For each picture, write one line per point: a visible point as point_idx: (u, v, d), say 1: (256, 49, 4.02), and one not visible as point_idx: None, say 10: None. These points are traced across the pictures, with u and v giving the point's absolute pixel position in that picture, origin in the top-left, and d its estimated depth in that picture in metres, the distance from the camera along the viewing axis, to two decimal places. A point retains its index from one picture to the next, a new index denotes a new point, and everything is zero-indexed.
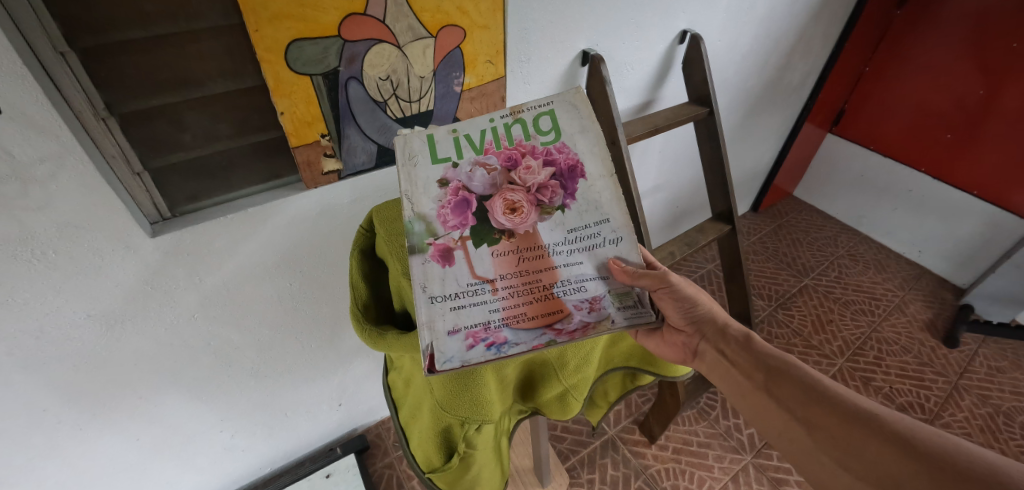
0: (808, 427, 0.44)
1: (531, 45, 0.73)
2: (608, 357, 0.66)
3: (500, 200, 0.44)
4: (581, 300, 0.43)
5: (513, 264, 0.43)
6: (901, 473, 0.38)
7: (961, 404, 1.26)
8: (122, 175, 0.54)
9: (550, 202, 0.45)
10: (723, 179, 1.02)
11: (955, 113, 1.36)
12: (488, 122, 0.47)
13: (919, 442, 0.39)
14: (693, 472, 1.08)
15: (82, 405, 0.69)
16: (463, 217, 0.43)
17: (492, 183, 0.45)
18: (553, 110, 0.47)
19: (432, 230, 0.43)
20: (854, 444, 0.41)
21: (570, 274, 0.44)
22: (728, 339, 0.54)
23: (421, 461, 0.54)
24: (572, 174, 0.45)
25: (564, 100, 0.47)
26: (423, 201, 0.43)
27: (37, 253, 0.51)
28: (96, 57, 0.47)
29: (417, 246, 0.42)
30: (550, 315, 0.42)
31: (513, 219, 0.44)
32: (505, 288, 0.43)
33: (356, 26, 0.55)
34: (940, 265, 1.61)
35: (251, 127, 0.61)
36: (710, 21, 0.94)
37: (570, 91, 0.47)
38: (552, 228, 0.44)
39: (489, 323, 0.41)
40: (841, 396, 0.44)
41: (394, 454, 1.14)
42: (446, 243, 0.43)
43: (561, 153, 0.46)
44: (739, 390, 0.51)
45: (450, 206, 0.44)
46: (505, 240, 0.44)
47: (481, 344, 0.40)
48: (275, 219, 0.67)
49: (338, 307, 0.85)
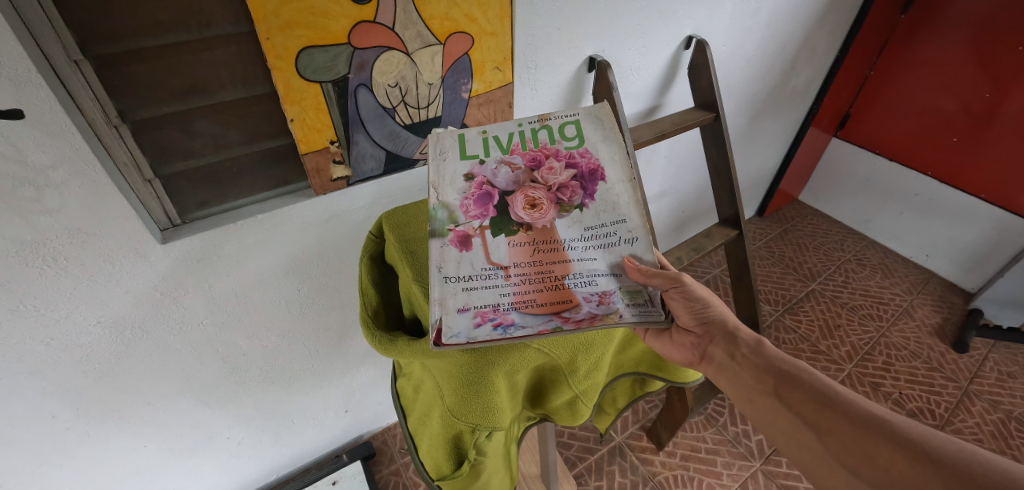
0: (817, 432, 0.43)
1: (538, 53, 0.73)
2: (618, 364, 0.65)
3: (520, 196, 0.45)
4: (591, 293, 0.42)
5: (528, 254, 0.43)
6: (913, 478, 0.37)
7: (973, 410, 1.24)
8: (134, 182, 0.54)
9: (569, 201, 0.46)
10: (730, 184, 1.01)
11: (959, 115, 1.36)
12: (516, 127, 0.50)
13: (933, 449, 0.38)
14: (702, 479, 1.07)
15: (91, 412, 0.69)
16: (485, 209, 0.45)
17: (515, 180, 0.46)
18: (578, 120, 0.50)
19: (454, 218, 0.44)
20: (866, 451, 0.40)
21: (583, 268, 0.43)
22: (737, 342, 0.53)
23: (430, 469, 0.53)
24: (592, 177, 0.47)
25: (590, 113, 0.51)
26: (448, 192, 0.45)
27: (49, 260, 0.51)
28: (109, 65, 0.47)
29: (438, 230, 0.43)
30: (559, 304, 0.41)
31: (532, 214, 0.45)
32: (517, 275, 0.42)
33: (366, 33, 0.55)
34: (948, 269, 1.60)
35: (260, 134, 0.61)
36: (716, 25, 0.94)
37: (596, 106, 0.52)
38: (569, 225, 0.45)
39: (498, 305, 0.40)
40: (853, 403, 0.44)
41: (401, 461, 1.14)
42: (465, 230, 0.44)
43: (583, 158, 0.48)
44: (747, 393, 0.50)
45: (472, 198, 0.45)
46: (522, 232, 0.44)
47: (489, 324, 0.39)
48: (284, 226, 0.67)
49: (345, 313, 0.85)
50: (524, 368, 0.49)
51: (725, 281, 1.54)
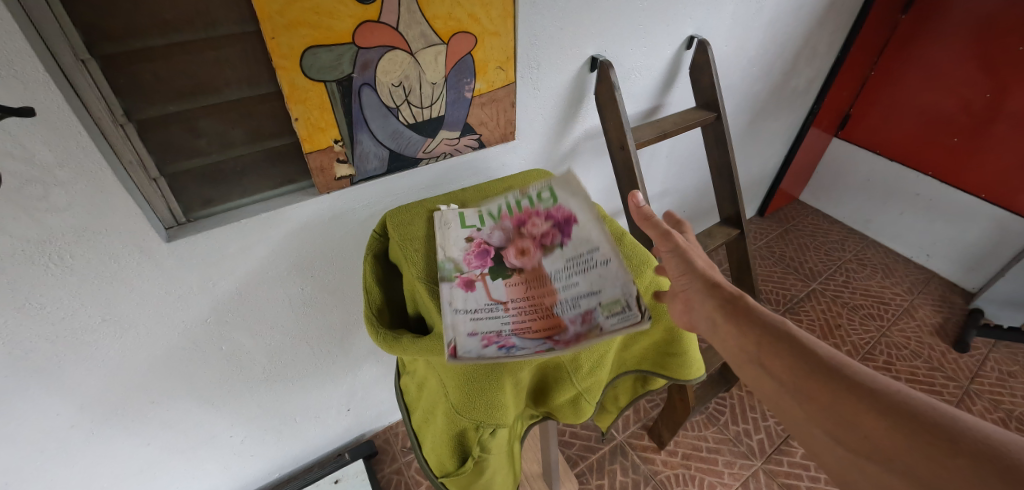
0: (801, 399, 0.39)
1: (541, 52, 0.74)
2: (618, 360, 0.61)
3: (512, 247, 0.52)
4: (576, 314, 0.44)
5: (520, 290, 0.48)
6: (904, 451, 0.33)
7: (974, 409, 1.24)
8: (140, 181, 0.55)
9: (551, 242, 0.51)
10: (732, 184, 1.02)
11: (960, 115, 1.36)
12: (503, 194, 0.59)
13: (929, 419, 0.34)
14: (703, 478, 1.07)
15: (95, 410, 0.69)
16: (484, 261, 0.51)
17: (506, 235, 0.53)
18: (551, 185, 0.58)
19: (459, 268, 0.50)
20: (853, 421, 0.36)
21: (568, 295, 0.46)
22: (717, 297, 0.47)
23: (434, 466, 0.54)
24: (564, 219, 0.52)
25: (559, 178, 0.59)
26: (453, 250, 0.53)
27: (55, 258, 0.52)
28: (116, 64, 0.48)
29: (446, 277, 0.49)
30: (549, 327, 0.43)
31: (522, 259, 0.50)
32: (513, 306, 0.46)
33: (370, 33, 0.56)
34: (949, 269, 1.60)
35: (265, 133, 0.62)
36: (718, 26, 0.95)
37: (565, 171, 0.59)
38: (553, 260, 0.50)
39: (502, 330, 0.43)
40: (842, 365, 0.39)
41: (403, 460, 1.14)
42: (469, 276, 0.49)
43: (557, 208, 0.54)
44: (728, 353, 0.46)
45: (473, 254, 0.52)
46: (515, 274, 0.49)
47: (495, 345, 0.42)
48: (287, 224, 0.67)
49: (348, 312, 0.86)
50: (528, 365, 0.49)
51: None
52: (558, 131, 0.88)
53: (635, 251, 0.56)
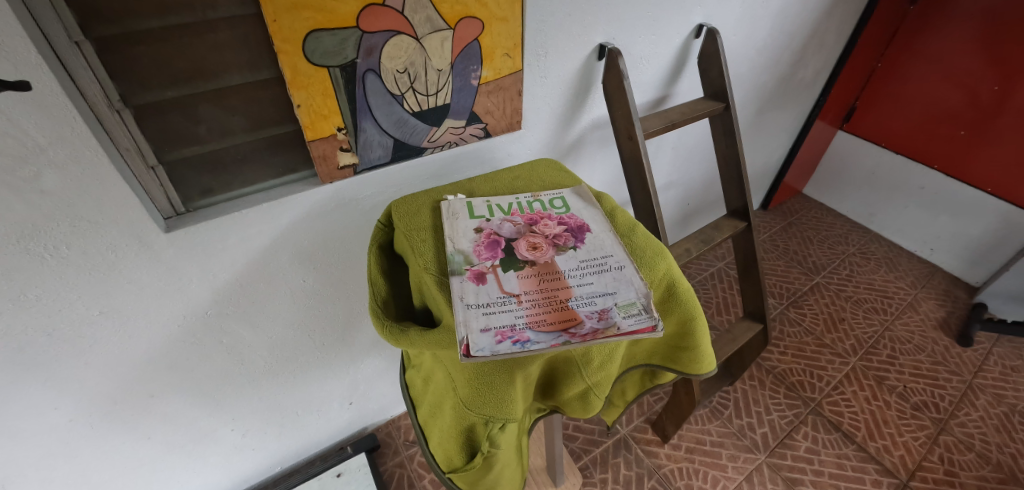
0: None
1: (548, 40, 0.72)
2: (630, 356, 0.60)
3: (523, 241, 0.51)
4: (591, 311, 0.44)
5: (535, 283, 0.47)
6: None
7: (977, 403, 1.23)
8: (137, 168, 0.53)
9: (564, 244, 0.52)
10: (739, 176, 1.00)
11: (968, 108, 1.35)
12: (514, 198, 0.60)
13: None
14: (707, 472, 1.07)
15: (93, 404, 0.68)
16: (494, 252, 0.50)
17: (517, 231, 0.53)
18: (563, 197, 0.60)
19: (469, 260, 0.49)
20: None
21: (583, 292, 0.46)
22: None
23: (441, 461, 0.53)
24: (580, 230, 0.54)
25: (572, 192, 0.61)
26: (462, 241, 0.51)
27: (50, 248, 0.50)
28: (111, 47, 0.46)
29: (456, 269, 0.47)
30: (565, 321, 0.42)
31: (535, 253, 0.50)
32: (528, 300, 0.45)
33: (375, 17, 0.54)
34: (952, 263, 1.59)
35: (266, 120, 0.60)
36: (727, 14, 0.93)
37: (578, 187, 0.62)
38: (567, 259, 0.50)
39: (515, 325, 0.42)
40: None
41: (405, 453, 1.13)
42: (480, 268, 0.48)
43: (571, 218, 0.56)
44: None
45: (483, 245, 0.51)
46: (528, 267, 0.48)
47: (509, 340, 0.40)
48: (289, 214, 0.66)
49: (352, 304, 0.85)
50: (539, 359, 0.48)
51: (729, 274, 1.55)
52: (565, 120, 0.86)
53: (648, 242, 0.54)
